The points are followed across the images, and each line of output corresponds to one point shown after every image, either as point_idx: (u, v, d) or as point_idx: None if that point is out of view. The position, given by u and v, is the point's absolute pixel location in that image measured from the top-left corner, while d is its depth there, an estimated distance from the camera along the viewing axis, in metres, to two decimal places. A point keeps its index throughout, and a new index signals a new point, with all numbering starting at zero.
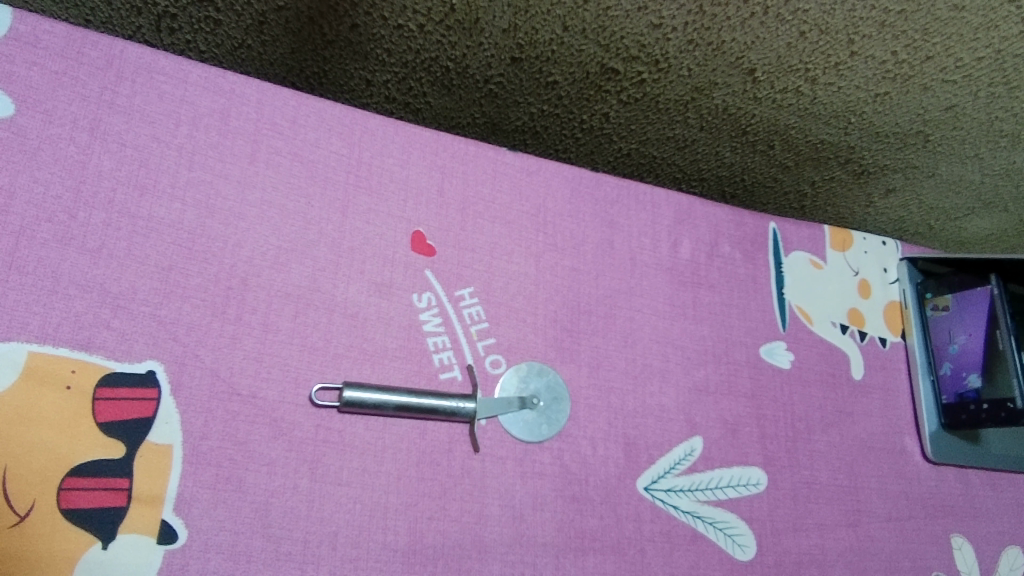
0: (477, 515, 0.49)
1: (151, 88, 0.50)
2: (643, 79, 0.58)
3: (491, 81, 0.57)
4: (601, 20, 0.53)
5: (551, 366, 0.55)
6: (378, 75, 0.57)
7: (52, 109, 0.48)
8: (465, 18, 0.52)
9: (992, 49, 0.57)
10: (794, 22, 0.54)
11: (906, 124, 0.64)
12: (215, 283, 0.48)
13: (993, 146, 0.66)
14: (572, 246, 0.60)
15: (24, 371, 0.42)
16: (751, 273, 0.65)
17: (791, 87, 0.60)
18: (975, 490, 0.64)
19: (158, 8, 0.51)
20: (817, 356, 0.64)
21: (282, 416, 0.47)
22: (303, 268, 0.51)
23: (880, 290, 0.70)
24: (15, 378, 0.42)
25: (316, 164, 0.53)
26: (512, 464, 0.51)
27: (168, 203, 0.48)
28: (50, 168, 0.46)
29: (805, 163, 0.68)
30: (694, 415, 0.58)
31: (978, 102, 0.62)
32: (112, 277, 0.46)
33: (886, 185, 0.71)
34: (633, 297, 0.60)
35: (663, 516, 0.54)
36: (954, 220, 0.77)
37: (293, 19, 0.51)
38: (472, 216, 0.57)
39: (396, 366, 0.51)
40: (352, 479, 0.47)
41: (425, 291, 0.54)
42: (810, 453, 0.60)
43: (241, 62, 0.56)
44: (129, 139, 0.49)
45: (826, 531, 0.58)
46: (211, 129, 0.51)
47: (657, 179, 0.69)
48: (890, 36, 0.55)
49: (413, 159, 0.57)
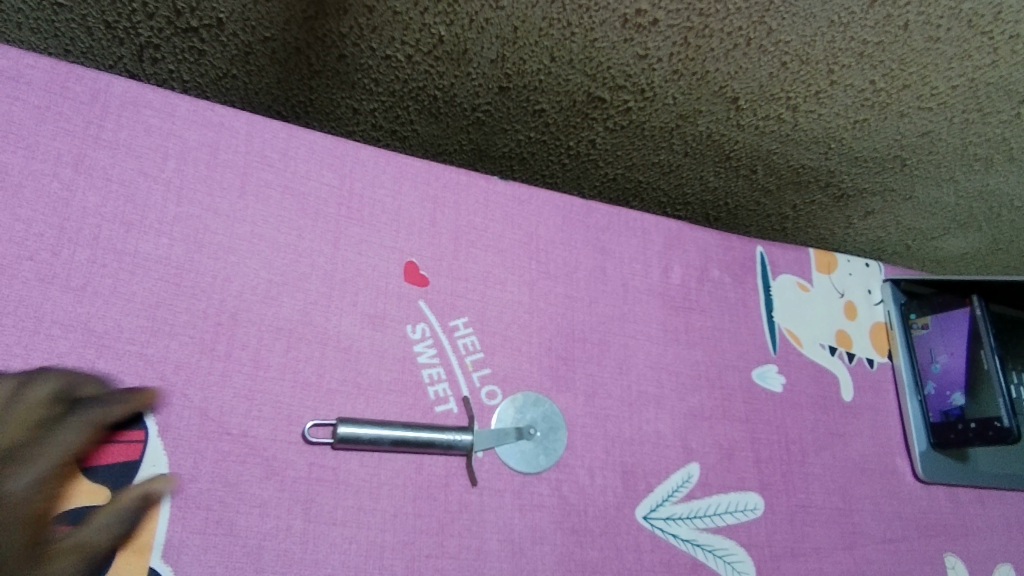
0: (476, 551, 0.48)
1: (136, 122, 0.50)
2: (629, 107, 0.59)
3: (479, 109, 0.58)
4: (587, 51, 0.54)
5: (547, 395, 0.55)
6: (366, 104, 0.57)
7: (35, 145, 0.47)
8: (453, 49, 0.52)
9: (966, 78, 0.59)
10: (775, 53, 0.55)
11: (884, 149, 0.66)
12: (204, 319, 0.47)
13: (968, 170, 0.69)
14: (564, 273, 0.60)
15: (81, 413, 0.41)
16: (740, 297, 0.66)
17: (774, 114, 0.61)
18: (967, 508, 0.65)
19: (141, 38, 0.50)
20: (807, 378, 0.64)
21: (274, 454, 0.46)
22: (295, 301, 0.50)
23: (865, 311, 0.71)
24: (69, 420, 0.40)
25: (307, 197, 0.53)
26: (510, 496, 0.50)
27: (154, 238, 0.47)
28: (32, 206, 0.45)
29: (786, 186, 0.69)
30: (690, 441, 0.58)
31: (953, 128, 0.64)
32: (96, 315, 0.44)
33: (865, 207, 0.73)
34: (627, 323, 0.60)
35: (662, 545, 0.53)
36: (931, 240, 0.78)
37: (279, 49, 0.51)
38: (465, 246, 0.57)
39: (391, 400, 0.50)
40: (347, 519, 0.46)
41: (419, 322, 0.53)
42: (805, 476, 0.60)
43: (226, 91, 0.55)
44: (115, 173, 0.48)
45: (823, 554, 0.58)
46: (199, 163, 0.50)
47: (643, 204, 0.70)
48: (868, 66, 0.57)
49: (404, 190, 0.56)
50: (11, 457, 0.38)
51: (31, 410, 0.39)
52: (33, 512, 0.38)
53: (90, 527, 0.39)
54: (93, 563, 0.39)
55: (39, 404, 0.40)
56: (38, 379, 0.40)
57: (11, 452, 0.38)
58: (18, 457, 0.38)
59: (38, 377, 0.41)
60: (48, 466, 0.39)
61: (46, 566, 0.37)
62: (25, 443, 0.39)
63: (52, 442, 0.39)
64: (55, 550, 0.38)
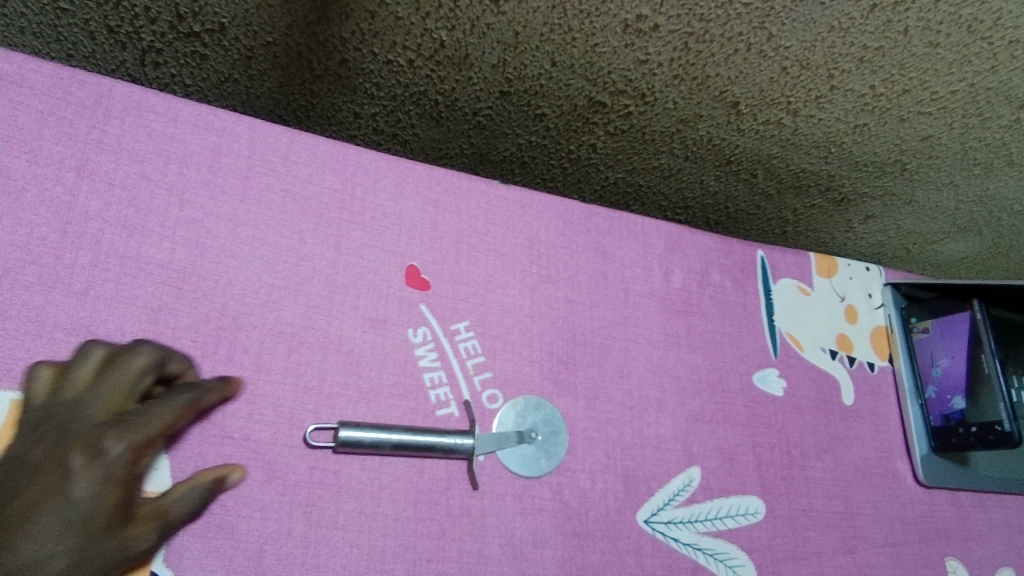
0: (477, 555, 0.48)
1: (139, 126, 0.50)
2: (629, 112, 0.59)
3: (480, 113, 0.58)
4: (588, 56, 0.54)
5: (549, 399, 0.55)
6: (367, 108, 0.57)
7: (38, 149, 0.47)
8: (455, 54, 0.53)
9: (966, 82, 0.59)
10: (775, 58, 0.55)
11: (884, 154, 0.66)
12: (206, 323, 0.47)
13: (968, 175, 0.69)
14: (565, 277, 0.60)
15: (182, 392, 0.41)
16: (741, 300, 0.66)
17: (774, 119, 0.61)
18: (968, 512, 0.65)
19: (144, 43, 0.50)
20: (808, 382, 0.64)
21: (275, 458, 0.46)
22: (297, 305, 0.50)
23: (867, 315, 0.71)
24: (172, 395, 0.41)
25: (308, 201, 0.53)
26: (511, 500, 0.50)
27: (156, 242, 0.48)
28: (35, 210, 0.45)
29: (786, 190, 0.69)
30: (691, 444, 0.58)
31: (953, 132, 0.64)
32: (99, 319, 0.45)
33: (865, 211, 0.73)
34: (627, 327, 0.60)
35: (663, 549, 0.53)
36: (931, 244, 0.79)
37: (281, 54, 0.52)
38: (466, 250, 0.57)
39: (392, 404, 0.50)
40: (348, 523, 0.46)
41: (420, 326, 0.53)
42: (805, 480, 0.60)
43: (227, 95, 0.56)
44: (117, 178, 0.48)
45: (824, 559, 0.58)
46: (201, 167, 0.51)
47: (643, 208, 0.70)
48: (868, 71, 0.57)
49: (406, 194, 0.56)
50: (119, 420, 0.38)
51: (131, 379, 0.40)
52: (131, 475, 0.38)
53: (169, 498, 0.40)
54: (166, 534, 0.40)
55: (138, 374, 0.41)
56: (137, 351, 0.42)
57: (117, 415, 0.39)
58: (126, 419, 0.38)
59: (135, 349, 0.42)
60: (151, 437, 0.39)
61: (128, 531, 0.37)
62: (126, 409, 0.40)
63: (154, 413, 0.40)
64: (137, 516, 0.38)
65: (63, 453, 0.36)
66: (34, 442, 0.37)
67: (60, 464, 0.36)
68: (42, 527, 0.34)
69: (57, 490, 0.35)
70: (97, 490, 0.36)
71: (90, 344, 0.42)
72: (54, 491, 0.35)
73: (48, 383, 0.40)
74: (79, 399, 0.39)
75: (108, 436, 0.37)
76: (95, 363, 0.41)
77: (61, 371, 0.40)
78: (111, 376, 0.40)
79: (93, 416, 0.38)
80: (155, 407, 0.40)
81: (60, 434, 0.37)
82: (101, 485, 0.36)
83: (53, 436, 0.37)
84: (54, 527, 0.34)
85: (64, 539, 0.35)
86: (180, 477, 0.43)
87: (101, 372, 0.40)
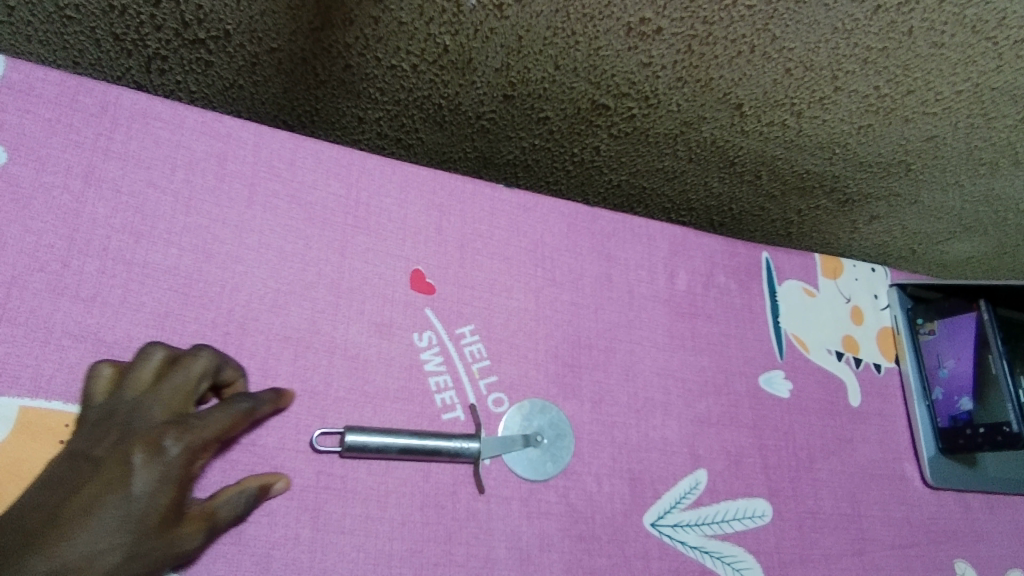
0: (484, 560, 0.48)
1: (145, 133, 0.50)
2: (633, 114, 0.59)
3: (483, 117, 0.58)
4: (591, 59, 0.54)
5: (554, 403, 0.55)
6: (371, 113, 0.57)
7: (45, 157, 0.47)
8: (458, 58, 0.53)
9: (971, 83, 0.59)
10: (779, 60, 0.55)
11: (889, 154, 0.66)
12: (212, 329, 0.47)
13: (973, 174, 0.68)
14: (570, 281, 0.60)
15: (238, 401, 0.42)
16: (746, 302, 0.66)
17: (778, 120, 0.61)
18: (976, 514, 0.64)
19: (149, 50, 0.51)
20: (814, 384, 0.64)
21: (282, 463, 0.46)
22: (302, 310, 0.50)
23: (872, 316, 0.70)
24: (232, 403, 0.42)
25: (313, 206, 0.53)
26: (517, 504, 0.50)
27: (163, 248, 0.48)
28: (43, 217, 0.46)
29: (791, 192, 0.69)
30: (697, 447, 0.58)
31: (959, 132, 0.64)
32: (106, 325, 0.45)
33: (870, 212, 0.73)
34: (633, 330, 0.60)
35: (670, 552, 0.53)
36: (937, 244, 0.78)
37: (286, 60, 0.52)
38: (471, 254, 0.57)
39: (398, 408, 0.50)
40: (355, 527, 0.46)
41: (426, 330, 0.53)
42: (812, 482, 0.60)
43: (232, 101, 0.56)
44: (124, 185, 0.48)
45: (832, 561, 0.57)
46: (207, 173, 0.51)
47: (647, 211, 0.70)
48: (872, 72, 0.57)
49: (410, 199, 0.57)
50: (179, 421, 0.39)
51: (191, 383, 0.42)
52: (186, 475, 0.38)
53: (218, 500, 0.41)
54: (213, 535, 0.40)
55: (198, 379, 0.42)
56: (197, 355, 0.43)
57: (178, 417, 0.40)
58: (185, 421, 0.39)
59: (194, 354, 0.43)
60: (207, 440, 0.40)
61: (179, 529, 0.38)
62: (186, 412, 0.41)
63: (211, 417, 0.40)
64: (188, 516, 0.39)
65: (126, 449, 0.37)
66: (98, 438, 0.38)
67: (122, 459, 0.37)
68: (101, 519, 0.35)
69: (117, 485, 0.36)
70: (155, 487, 0.37)
71: (152, 345, 0.43)
72: (114, 485, 0.36)
73: (109, 383, 0.42)
74: (141, 399, 0.40)
75: (168, 435, 0.38)
76: (156, 365, 0.42)
77: (124, 370, 0.42)
78: (172, 378, 0.41)
79: (154, 416, 0.39)
80: (213, 412, 0.41)
81: (123, 431, 0.38)
82: (158, 483, 0.37)
83: (116, 433, 0.38)
84: (111, 521, 0.35)
85: (121, 534, 0.35)
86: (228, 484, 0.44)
87: (163, 374, 0.42)
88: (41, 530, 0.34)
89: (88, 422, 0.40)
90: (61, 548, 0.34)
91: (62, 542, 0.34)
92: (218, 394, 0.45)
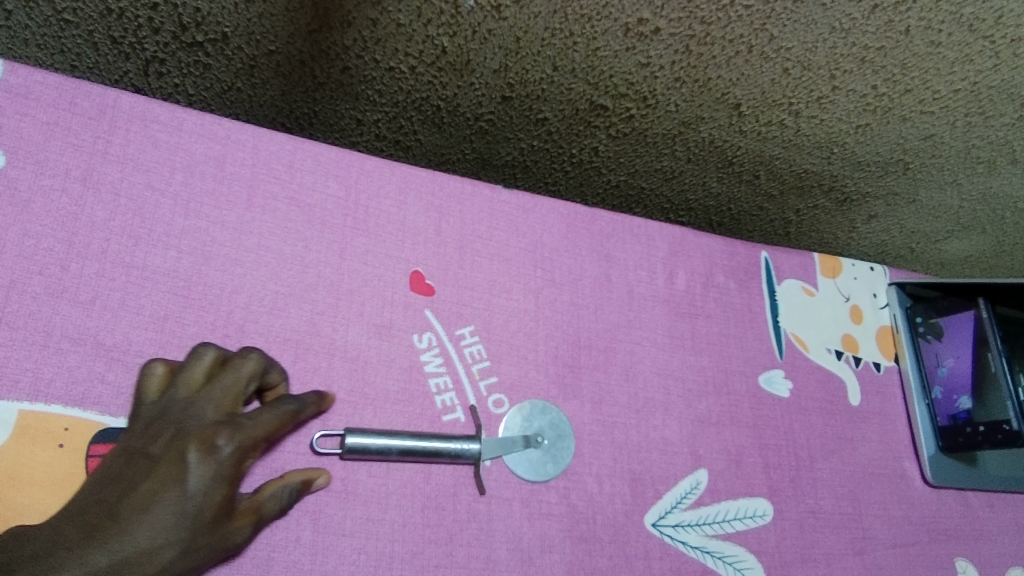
0: (485, 561, 0.48)
1: (144, 136, 0.50)
2: (631, 115, 0.59)
3: (481, 118, 0.58)
4: (590, 60, 0.54)
5: (554, 403, 0.55)
6: (369, 115, 0.57)
7: (43, 160, 0.47)
8: (456, 60, 0.53)
9: (968, 81, 0.59)
10: (777, 60, 0.55)
11: (887, 153, 0.66)
12: (212, 331, 0.47)
13: (970, 173, 0.69)
14: (569, 281, 0.60)
15: (285, 403, 0.43)
16: (746, 302, 0.66)
17: (776, 120, 0.61)
18: (976, 512, 0.64)
19: (147, 53, 0.51)
20: (814, 383, 0.64)
21: (282, 465, 0.46)
22: (302, 312, 0.50)
23: (871, 315, 0.70)
24: (278, 404, 0.43)
25: (312, 208, 0.53)
26: (518, 505, 0.50)
27: (162, 251, 0.48)
28: (42, 221, 0.46)
29: (789, 191, 0.69)
30: (698, 447, 0.58)
31: (956, 131, 0.64)
32: (105, 328, 0.45)
33: (868, 211, 0.73)
34: (633, 330, 0.60)
35: (671, 553, 0.53)
36: (935, 243, 0.78)
37: (284, 62, 0.52)
38: (470, 255, 0.57)
39: (398, 410, 0.50)
40: (355, 529, 0.46)
41: (426, 332, 0.53)
42: (813, 482, 0.60)
43: (231, 104, 0.56)
44: (123, 188, 0.48)
45: (833, 560, 0.57)
46: (206, 176, 0.51)
47: (646, 211, 0.70)
48: (870, 71, 0.57)
49: (410, 200, 0.57)
50: (230, 420, 0.40)
51: (240, 384, 0.42)
52: (236, 474, 0.39)
53: (264, 494, 0.41)
54: (259, 527, 0.41)
55: (247, 381, 0.43)
56: (246, 358, 0.43)
57: (229, 417, 0.40)
58: (237, 421, 0.40)
59: (244, 356, 0.44)
60: (256, 440, 0.40)
61: (229, 525, 0.39)
62: (236, 412, 0.41)
63: (260, 419, 0.41)
64: (238, 510, 0.40)
65: (180, 447, 0.37)
66: (152, 436, 0.39)
67: (177, 457, 0.37)
68: (158, 515, 0.35)
69: (172, 482, 0.36)
70: (208, 485, 0.37)
71: (203, 345, 0.43)
72: (170, 482, 0.36)
73: (162, 381, 0.42)
74: (193, 398, 0.40)
75: (220, 435, 0.38)
76: (207, 365, 0.42)
77: (177, 369, 0.42)
78: (223, 379, 0.42)
79: (206, 416, 0.40)
80: (261, 414, 0.41)
81: (177, 430, 0.38)
82: (211, 481, 0.37)
83: (169, 431, 0.38)
84: (167, 517, 0.36)
85: (177, 529, 0.36)
86: (269, 479, 0.44)
87: (214, 375, 0.42)
88: (101, 525, 0.35)
89: (141, 419, 0.40)
90: (121, 543, 0.34)
91: (122, 537, 0.34)
92: (262, 395, 0.46)
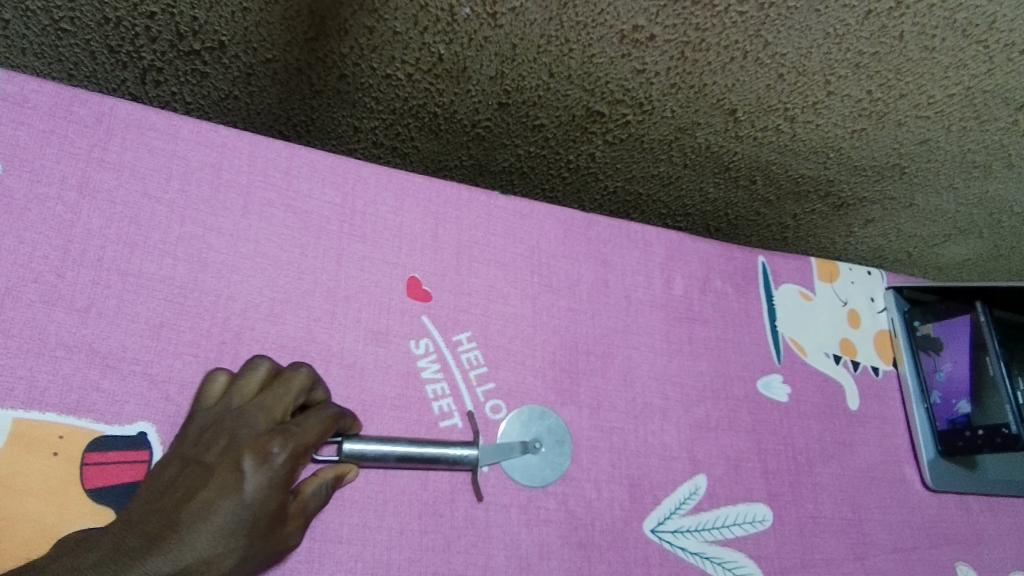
0: (483, 568, 0.48)
1: (140, 144, 0.50)
2: (628, 121, 0.59)
3: (479, 125, 0.58)
4: (586, 67, 0.54)
5: (552, 409, 0.54)
6: (366, 122, 0.57)
7: (40, 168, 0.47)
8: (453, 67, 0.53)
9: (962, 86, 0.59)
10: (772, 65, 0.56)
11: (884, 159, 0.66)
12: (207, 338, 0.47)
13: (967, 177, 0.69)
14: (566, 287, 0.60)
15: (327, 407, 0.44)
16: (744, 307, 0.66)
17: (771, 125, 0.61)
18: (977, 516, 0.64)
19: (144, 62, 0.51)
20: (813, 387, 0.64)
21: None
22: (298, 319, 0.50)
23: (869, 319, 0.70)
24: (320, 410, 0.43)
25: (309, 214, 0.53)
26: (516, 512, 0.50)
27: (158, 258, 0.48)
28: (37, 229, 0.46)
29: (785, 197, 0.70)
30: (697, 452, 0.57)
31: (951, 136, 0.64)
32: (101, 336, 0.45)
33: (865, 216, 0.73)
34: (630, 335, 0.60)
35: (670, 559, 0.52)
36: (932, 247, 0.79)
37: (281, 70, 0.52)
38: (467, 260, 0.57)
39: (395, 416, 0.50)
40: (353, 537, 0.46)
41: (423, 338, 0.53)
42: (813, 486, 0.60)
43: (228, 112, 0.56)
44: (119, 195, 0.48)
45: (833, 565, 0.57)
46: (202, 183, 0.51)
47: (643, 216, 0.71)
48: (865, 76, 0.57)
49: (406, 207, 0.57)
50: (281, 428, 0.41)
51: (291, 394, 0.43)
52: (290, 480, 0.40)
53: (306, 493, 0.42)
54: (306, 526, 0.42)
55: (297, 392, 0.44)
56: (297, 370, 0.44)
57: (280, 425, 0.41)
58: (288, 428, 0.41)
59: (295, 368, 0.44)
60: (307, 448, 0.41)
61: (282, 529, 0.40)
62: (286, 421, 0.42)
63: (308, 424, 0.42)
64: (289, 515, 0.41)
65: (236, 455, 0.39)
66: (207, 445, 0.40)
67: (233, 465, 0.38)
68: (218, 523, 0.36)
69: (231, 490, 0.37)
70: (264, 492, 0.38)
71: (257, 357, 0.45)
72: (228, 490, 0.37)
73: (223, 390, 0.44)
74: (246, 407, 0.42)
75: (274, 443, 0.39)
76: (261, 377, 0.44)
77: (233, 380, 0.44)
78: (274, 390, 0.43)
79: (258, 425, 0.41)
80: (309, 419, 0.42)
81: (231, 439, 0.40)
82: (267, 488, 0.38)
83: (224, 440, 0.40)
84: (228, 525, 0.37)
85: (237, 536, 0.37)
86: (306, 477, 0.45)
87: (266, 386, 0.44)
88: (162, 534, 0.35)
89: (197, 427, 0.41)
90: (183, 552, 0.35)
91: (182, 545, 0.35)
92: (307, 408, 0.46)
